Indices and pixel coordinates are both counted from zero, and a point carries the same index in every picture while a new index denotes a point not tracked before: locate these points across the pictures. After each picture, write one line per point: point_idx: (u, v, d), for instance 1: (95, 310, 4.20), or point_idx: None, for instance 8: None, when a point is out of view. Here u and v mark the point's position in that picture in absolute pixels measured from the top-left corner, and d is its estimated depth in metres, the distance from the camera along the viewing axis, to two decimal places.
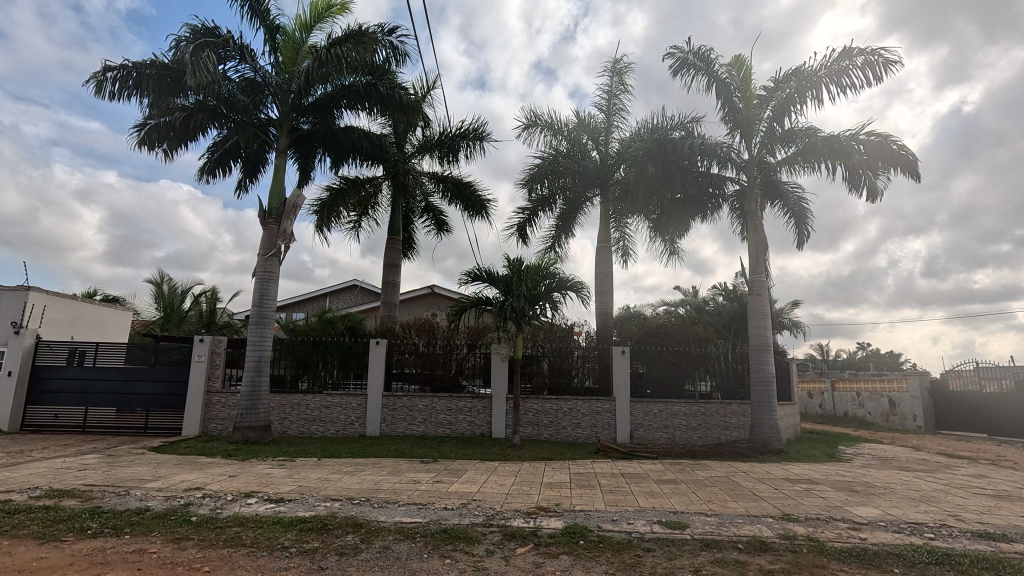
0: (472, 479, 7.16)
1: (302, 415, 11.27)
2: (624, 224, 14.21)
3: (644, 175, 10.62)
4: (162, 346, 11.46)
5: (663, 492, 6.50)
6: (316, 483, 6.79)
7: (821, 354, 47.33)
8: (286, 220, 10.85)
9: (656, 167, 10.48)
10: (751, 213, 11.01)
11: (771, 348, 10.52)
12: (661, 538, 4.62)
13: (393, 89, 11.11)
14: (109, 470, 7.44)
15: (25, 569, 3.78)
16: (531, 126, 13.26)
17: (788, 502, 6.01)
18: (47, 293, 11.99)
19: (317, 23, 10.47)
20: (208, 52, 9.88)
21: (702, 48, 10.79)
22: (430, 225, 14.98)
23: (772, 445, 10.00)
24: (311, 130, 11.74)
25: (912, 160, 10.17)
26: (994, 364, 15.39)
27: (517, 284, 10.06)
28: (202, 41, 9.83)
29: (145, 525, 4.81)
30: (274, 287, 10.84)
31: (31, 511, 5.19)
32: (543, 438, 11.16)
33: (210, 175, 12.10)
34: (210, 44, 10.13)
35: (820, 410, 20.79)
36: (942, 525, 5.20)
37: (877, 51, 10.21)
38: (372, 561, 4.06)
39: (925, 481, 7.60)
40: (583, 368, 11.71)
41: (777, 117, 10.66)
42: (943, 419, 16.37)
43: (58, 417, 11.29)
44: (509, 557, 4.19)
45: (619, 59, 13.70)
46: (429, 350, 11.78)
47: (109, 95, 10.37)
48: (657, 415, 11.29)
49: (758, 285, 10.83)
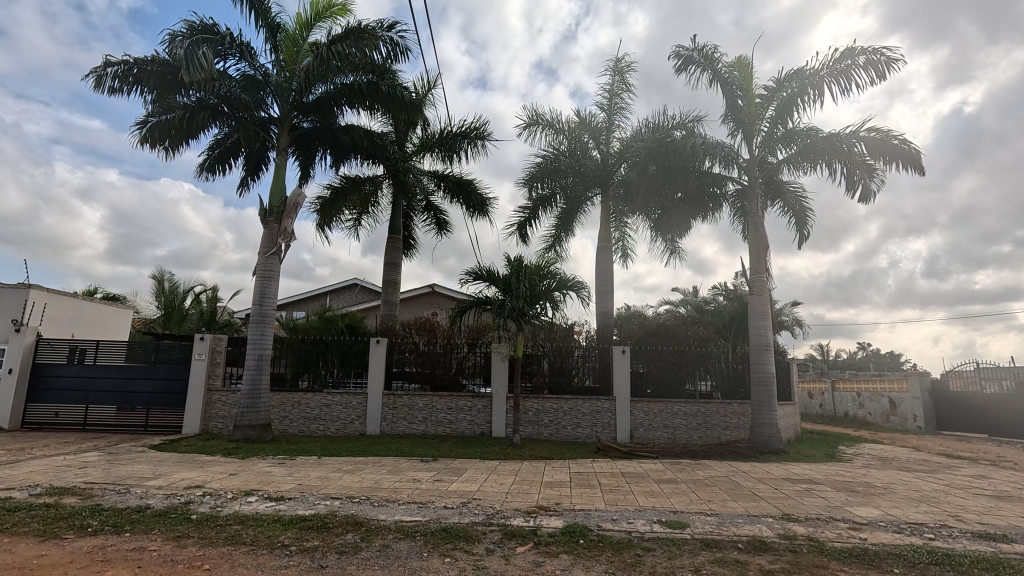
0: (472, 478, 7.16)
1: (302, 414, 11.27)
2: (624, 223, 14.20)
3: (646, 174, 10.61)
4: (162, 345, 11.47)
5: (663, 492, 6.50)
6: (316, 481, 6.79)
7: (822, 354, 47.39)
8: (287, 218, 10.85)
9: (657, 166, 10.48)
10: (752, 213, 10.99)
11: (771, 348, 10.50)
12: (661, 537, 4.62)
13: (395, 88, 11.11)
14: (109, 468, 7.44)
15: (25, 566, 3.78)
16: (532, 125, 13.25)
17: (789, 502, 6.01)
18: (48, 291, 12.00)
19: (317, 22, 10.46)
20: (207, 50, 9.88)
21: (705, 47, 10.77)
22: (430, 225, 14.98)
23: (772, 445, 9.99)
24: (312, 129, 11.74)
25: (914, 154, 10.15)
26: (995, 365, 15.38)
27: (517, 284, 10.06)
28: (201, 38, 9.82)
29: (145, 523, 4.82)
30: (275, 286, 10.84)
31: (31, 508, 5.19)
32: (543, 437, 11.16)
33: (210, 172, 12.09)
34: (210, 41, 10.12)
35: (820, 410, 20.79)
36: (942, 526, 5.19)
37: (879, 50, 10.20)
38: (372, 559, 4.06)
39: (926, 481, 7.59)
40: (584, 367, 11.71)
41: (779, 117, 10.65)
42: (944, 419, 16.36)
43: (58, 415, 11.30)
44: (509, 556, 4.20)
45: (621, 58, 13.70)
46: (429, 350, 11.78)
47: (109, 90, 10.37)
48: (657, 414, 11.29)
49: (759, 285, 10.81)
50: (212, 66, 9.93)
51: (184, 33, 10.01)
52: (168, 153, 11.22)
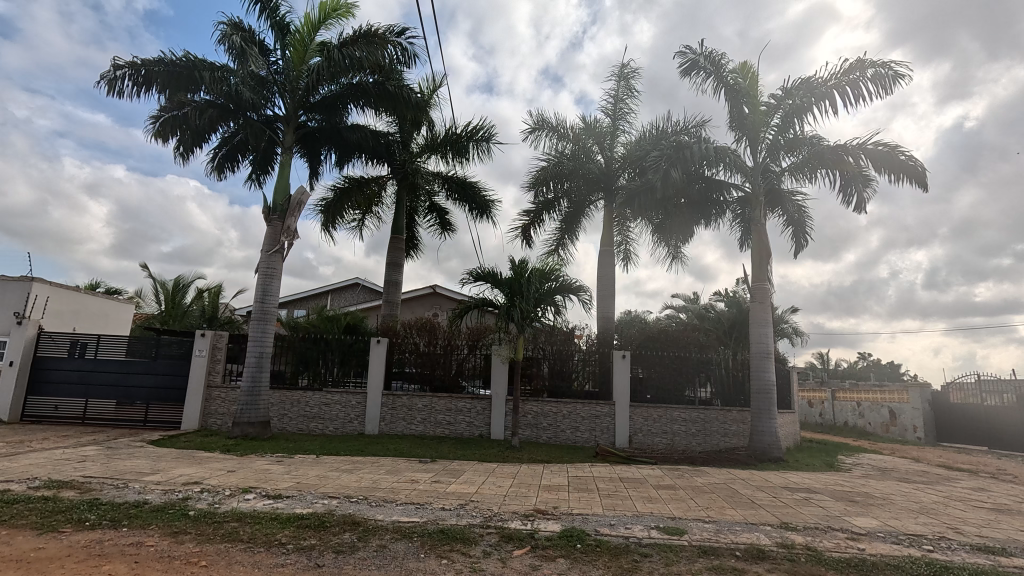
0: (470, 480, 7.17)
1: (301, 412, 11.28)
2: (626, 228, 14.20)
3: (667, 181, 10.29)
4: (162, 339, 11.46)
5: (662, 498, 6.50)
6: (314, 480, 6.78)
7: (822, 362, 47.22)
8: (291, 217, 10.83)
9: (677, 172, 10.16)
10: (757, 220, 10.96)
11: (772, 356, 10.46)
12: (659, 543, 4.61)
13: (401, 89, 11.14)
14: (108, 463, 7.43)
15: (23, 559, 3.78)
16: (538, 129, 13.27)
17: (788, 510, 5.99)
18: (51, 284, 12.06)
19: (324, 24, 10.46)
20: (249, 50, 10.15)
21: (712, 53, 10.77)
22: (434, 224, 14.82)
23: (772, 453, 9.95)
24: (318, 128, 11.79)
25: (920, 171, 10.14)
26: (996, 378, 15.41)
27: (522, 288, 10.04)
28: (237, 35, 10.09)
29: (143, 518, 4.82)
30: (277, 284, 10.84)
31: (30, 500, 5.20)
32: (542, 440, 11.15)
33: (219, 171, 12.15)
34: (245, 39, 10.32)
35: (820, 419, 20.72)
36: (942, 538, 5.17)
37: (888, 63, 10.20)
38: (369, 560, 4.05)
39: (926, 493, 7.54)
40: (584, 371, 11.72)
41: (784, 125, 10.63)
42: (944, 431, 16.30)
43: (58, 408, 11.32)
44: (506, 559, 4.19)
45: (626, 64, 13.75)
46: (429, 351, 11.79)
47: (118, 92, 10.40)
48: (658, 420, 11.26)
49: (761, 293, 10.77)
50: (249, 70, 10.19)
51: (219, 37, 10.17)
52: (178, 153, 11.19)
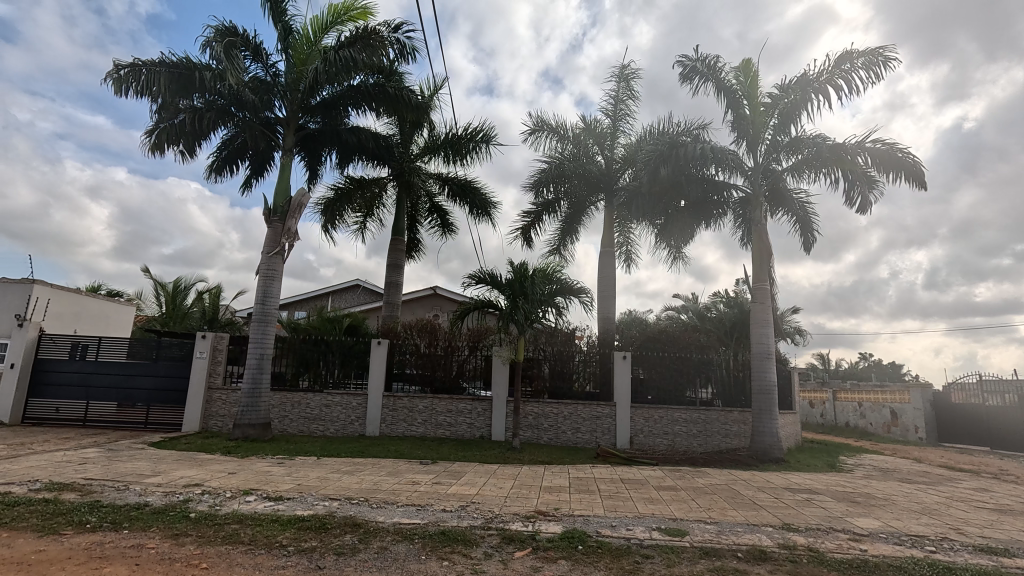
0: (471, 481, 7.15)
1: (302, 413, 11.28)
2: (628, 228, 14.19)
3: (656, 178, 10.54)
4: (163, 341, 11.46)
5: (662, 499, 6.48)
6: (315, 482, 6.77)
7: (823, 363, 47.16)
8: (291, 219, 10.84)
9: (667, 170, 10.35)
10: (756, 221, 10.96)
11: (773, 356, 10.42)
12: (660, 545, 4.59)
13: (401, 90, 11.16)
14: (108, 465, 7.42)
15: (23, 562, 3.77)
16: (538, 130, 13.28)
17: (789, 511, 5.99)
18: (52, 287, 12.12)
19: (330, 25, 10.48)
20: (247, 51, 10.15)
21: (709, 56, 10.79)
22: (436, 226, 14.77)
23: (773, 454, 9.93)
24: (319, 130, 11.80)
25: (918, 168, 10.14)
26: (999, 379, 15.38)
27: (523, 289, 10.04)
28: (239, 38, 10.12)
29: (144, 521, 4.81)
30: (278, 287, 10.83)
31: (31, 503, 5.20)
32: (543, 441, 11.13)
33: (218, 174, 12.16)
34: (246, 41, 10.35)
35: (821, 419, 20.70)
36: (944, 538, 5.16)
37: (877, 51, 10.20)
38: (370, 561, 4.05)
39: (928, 494, 7.52)
40: (584, 372, 11.71)
41: (782, 125, 10.63)
42: (946, 432, 16.27)
43: (59, 410, 11.33)
44: (508, 561, 4.18)
45: (626, 65, 13.75)
46: (430, 352, 11.79)
47: (121, 93, 10.40)
48: (658, 421, 11.24)
49: (761, 292, 10.78)
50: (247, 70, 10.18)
51: (217, 37, 10.18)
52: (178, 155, 11.21)
